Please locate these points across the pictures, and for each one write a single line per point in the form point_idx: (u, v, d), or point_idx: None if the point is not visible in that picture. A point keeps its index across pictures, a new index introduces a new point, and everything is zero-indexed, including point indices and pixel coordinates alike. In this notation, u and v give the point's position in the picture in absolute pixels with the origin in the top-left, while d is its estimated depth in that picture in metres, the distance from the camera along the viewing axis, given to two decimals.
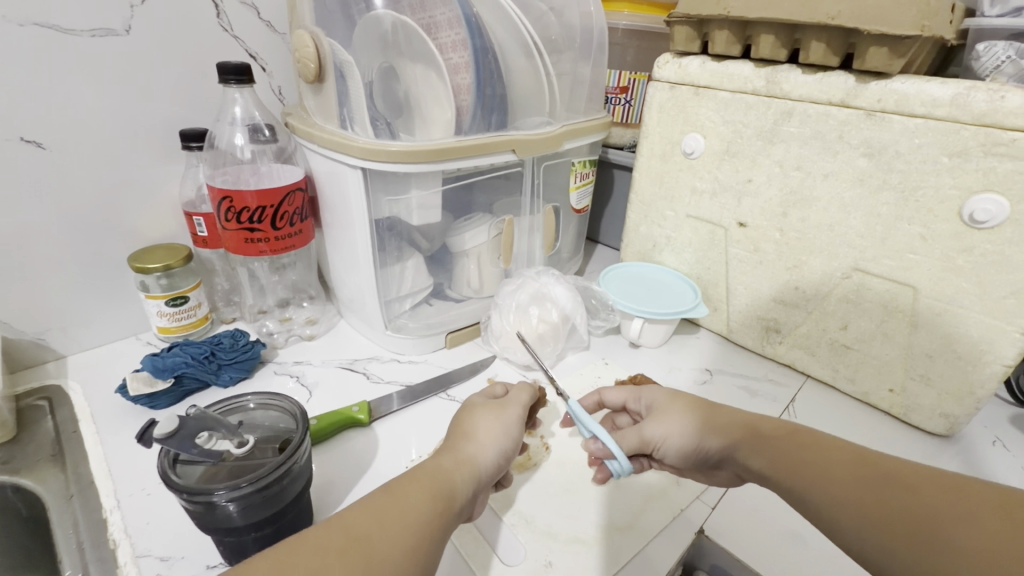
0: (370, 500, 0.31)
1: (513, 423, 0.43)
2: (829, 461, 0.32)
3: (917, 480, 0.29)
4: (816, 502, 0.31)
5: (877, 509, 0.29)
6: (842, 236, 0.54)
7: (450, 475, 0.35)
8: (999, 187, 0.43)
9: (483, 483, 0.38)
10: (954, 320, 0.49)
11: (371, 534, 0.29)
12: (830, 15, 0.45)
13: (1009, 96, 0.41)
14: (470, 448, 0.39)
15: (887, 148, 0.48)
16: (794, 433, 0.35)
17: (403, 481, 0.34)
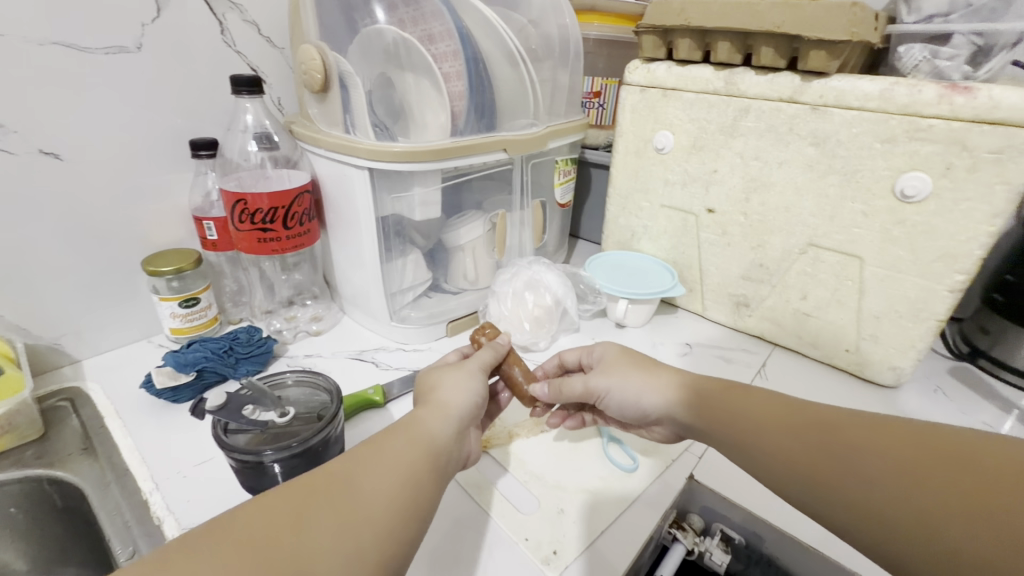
0: (355, 456, 0.35)
1: (478, 372, 0.46)
2: (803, 443, 0.35)
3: (855, 436, 0.33)
4: (796, 484, 0.35)
5: (863, 492, 0.31)
6: (798, 217, 0.61)
7: (420, 433, 0.38)
8: (924, 166, 0.51)
9: (461, 422, 0.42)
10: (894, 283, 0.57)
11: (359, 494, 0.32)
12: (776, 24, 0.53)
13: (925, 90, 0.49)
14: (442, 396, 0.42)
15: (830, 138, 0.56)
16: (765, 417, 0.38)
17: (382, 442, 0.37)
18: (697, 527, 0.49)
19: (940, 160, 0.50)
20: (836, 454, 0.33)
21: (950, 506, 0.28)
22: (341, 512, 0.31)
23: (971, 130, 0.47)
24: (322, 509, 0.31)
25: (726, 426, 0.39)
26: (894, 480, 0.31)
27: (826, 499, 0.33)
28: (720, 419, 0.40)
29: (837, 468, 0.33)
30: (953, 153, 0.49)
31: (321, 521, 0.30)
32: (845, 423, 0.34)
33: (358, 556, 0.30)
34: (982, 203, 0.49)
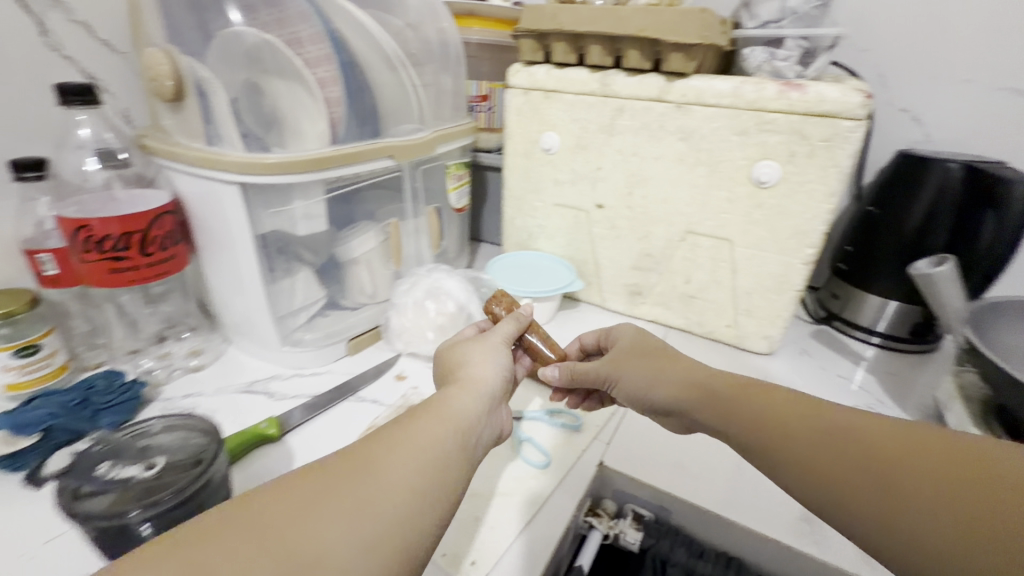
0: (389, 434, 0.33)
1: (498, 346, 0.48)
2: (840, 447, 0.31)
3: (902, 439, 0.30)
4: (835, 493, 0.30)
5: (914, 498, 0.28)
6: (675, 207, 0.66)
7: (453, 418, 0.36)
8: (773, 155, 0.57)
9: (492, 394, 0.42)
10: (760, 261, 0.63)
11: (385, 474, 0.30)
12: (639, 28, 0.57)
13: (767, 87, 0.55)
14: (472, 371, 0.43)
15: (695, 132, 0.61)
16: (795, 415, 0.34)
17: (416, 418, 0.35)
18: (611, 511, 0.50)
19: (784, 149, 0.57)
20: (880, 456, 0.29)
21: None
22: (366, 492, 0.29)
23: (805, 122, 0.54)
24: (351, 486, 0.28)
25: (752, 427, 0.36)
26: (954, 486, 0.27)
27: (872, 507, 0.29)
28: (746, 420, 0.36)
29: (868, 474, 0.29)
30: (794, 142, 0.56)
31: (342, 496, 0.28)
32: (917, 452, 0.29)
33: (378, 537, 0.27)
34: (820, 185, 0.56)
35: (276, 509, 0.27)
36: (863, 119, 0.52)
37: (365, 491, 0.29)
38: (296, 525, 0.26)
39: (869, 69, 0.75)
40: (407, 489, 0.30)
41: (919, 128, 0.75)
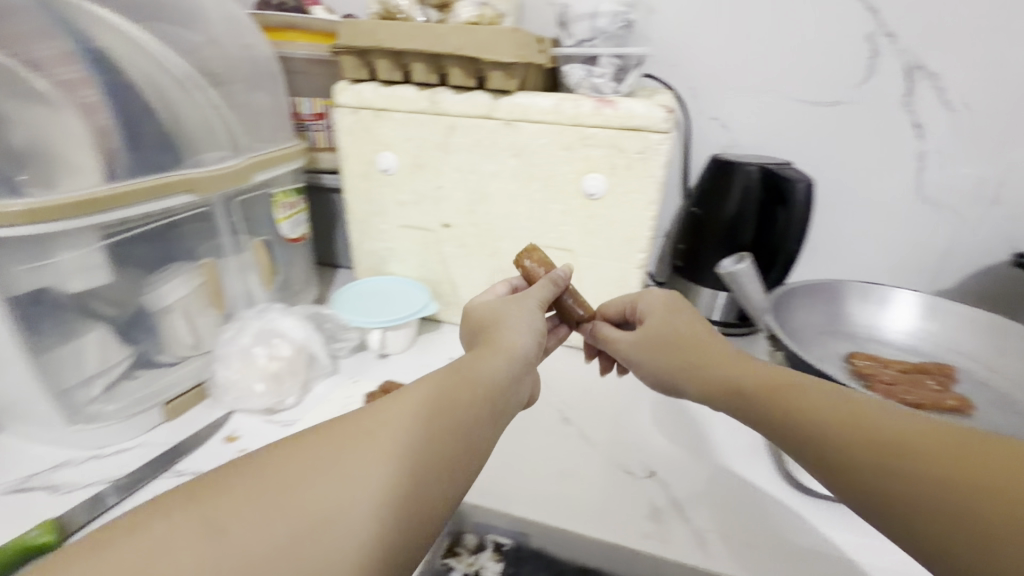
0: (401, 396, 0.33)
1: (534, 307, 0.48)
2: (840, 420, 0.33)
3: (899, 424, 0.32)
4: (821, 451, 0.34)
5: (892, 470, 0.30)
6: (518, 221, 0.66)
7: (475, 386, 0.36)
8: (597, 168, 0.60)
9: (525, 355, 0.43)
10: (600, 268, 0.66)
11: (388, 441, 0.30)
12: (457, 47, 0.57)
13: (582, 104, 0.58)
14: (508, 332, 0.44)
15: (526, 148, 0.61)
16: (800, 391, 0.37)
17: (449, 375, 0.36)
18: (470, 546, 0.48)
19: (606, 162, 0.59)
20: (871, 433, 0.32)
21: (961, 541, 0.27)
22: (369, 456, 0.29)
23: (621, 136, 0.57)
24: (358, 450, 0.30)
25: (768, 395, 0.38)
26: (933, 472, 0.29)
27: (849, 466, 0.32)
28: (769, 393, 0.38)
29: (861, 445, 0.32)
30: (614, 155, 0.59)
31: (361, 451, 0.30)
32: (893, 430, 0.32)
33: (398, 500, 0.29)
34: (641, 194, 0.60)
35: (285, 470, 0.28)
36: (668, 133, 0.56)
37: (378, 449, 0.30)
38: (302, 487, 0.28)
39: (681, 81, 0.83)
40: (420, 454, 0.31)
41: (727, 133, 0.84)
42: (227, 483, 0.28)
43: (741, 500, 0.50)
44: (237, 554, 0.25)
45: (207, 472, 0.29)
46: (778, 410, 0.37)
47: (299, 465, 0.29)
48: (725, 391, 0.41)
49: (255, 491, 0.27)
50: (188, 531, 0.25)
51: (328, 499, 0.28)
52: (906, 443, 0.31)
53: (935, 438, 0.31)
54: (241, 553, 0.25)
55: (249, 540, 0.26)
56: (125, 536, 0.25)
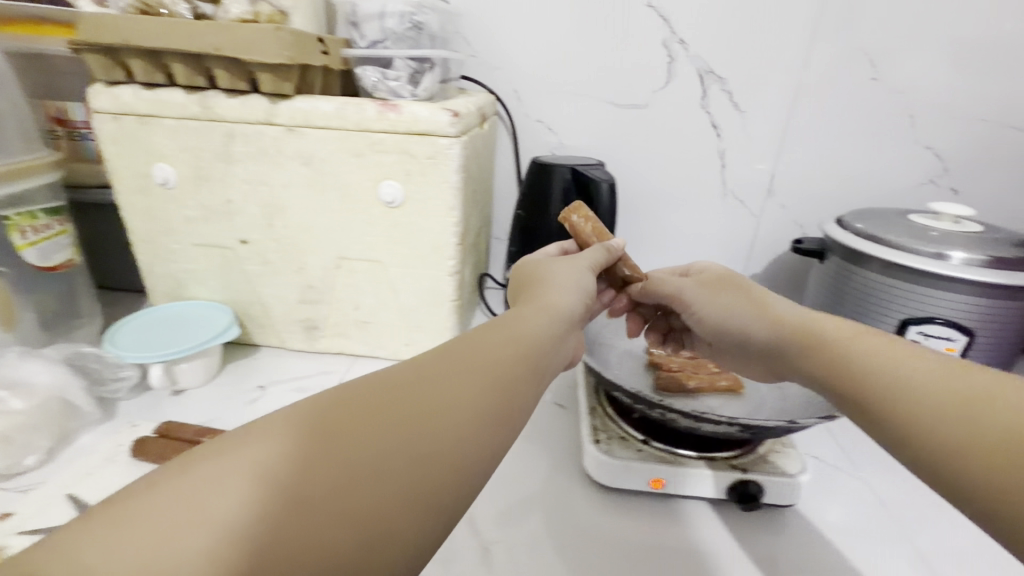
0: (444, 354, 0.32)
1: (586, 269, 0.50)
2: (866, 359, 0.37)
3: (908, 362, 0.35)
4: (843, 389, 0.37)
5: (906, 407, 0.33)
6: (320, 234, 0.62)
7: (523, 346, 0.36)
8: (392, 175, 0.57)
9: (567, 319, 0.42)
10: (413, 278, 0.63)
11: (449, 391, 0.30)
12: (215, 47, 0.51)
13: (366, 108, 0.55)
14: (553, 293, 0.44)
15: (314, 156, 0.57)
16: (826, 338, 0.40)
17: (481, 342, 0.34)
18: None
19: (399, 169, 0.57)
20: (886, 373, 0.35)
21: (955, 462, 0.30)
22: (437, 407, 0.29)
23: (409, 141, 0.55)
24: (401, 405, 0.28)
25: (802, 338, 0.42)
26: (943, 403, 0.32)
27: (866, 402, 0.36)
28: (801, 337, 0.42)
29: (876, 386, 0.35)
30: (406, 161, 0.57)
31: (396, 417, 0.27)
32: (894, 368, 0.35)
33: (431, 476, 0.26)
34: (440, 201, 0.58)
35: (344, 413, 0.27)
36: (456, 137, 0.56)
37: (417, 420, 0.28)
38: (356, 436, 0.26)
39: (504, 85, 0.83)
40: (454, 416, 0.29)
41: (553, 136, 0.86)
42: (259, 429, 0.26)
43: (539, 505, 0.50)
44: (271, 509, 0.23)
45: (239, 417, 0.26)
46: (814, 355, 0.40)
47: (336, 422, 0.26)
48: (767, 336, 0.44)
49: (295, 434, 0.25)
50: (226, 477, 0.23)
51: (378, 454, 0.26)
52: (901, 383, 0.34)
53: (914, 375, 0.34)
54: (272, 509, 0.23)
55: (287, 480, 0.24)
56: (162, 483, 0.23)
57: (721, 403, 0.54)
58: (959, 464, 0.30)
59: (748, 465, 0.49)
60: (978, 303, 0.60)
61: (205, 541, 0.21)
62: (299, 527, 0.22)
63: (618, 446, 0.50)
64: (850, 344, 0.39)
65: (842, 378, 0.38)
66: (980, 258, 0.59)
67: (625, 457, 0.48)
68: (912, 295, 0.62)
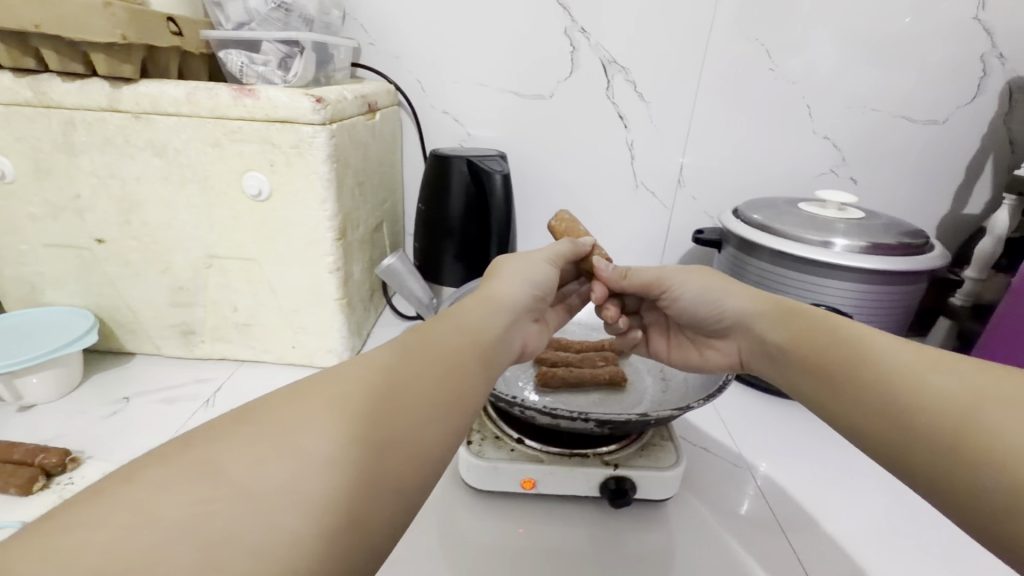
0: (397, 348, 0.33)
1: (544, 262, 0.46)
2: (835, 339, 0.36)
3: (877, 340, 0.35)
4: (813, 367, 0.36)
5: (878, 383, 0.32)
6: (184, 231, 0.57)
7: (477, 331, 0.36)
8: (256, 165, 0.53)
9: (516, 311, 0.41)
10: (291, 277, 0.59)
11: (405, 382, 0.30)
12: (31, 24, 0.44)
13: (219, 93, 0.51)
14: (502, 287, 0.42)
15: (168, 147, 0.53)
16: (795, 320, 0.39)
17: (432, 328, 0.35)
18: None
19: (262, 159, 0.53)
20: (857, 350, 0.34)
21: (934, 428, 0.29)
22: (397, 398, 0.29)
23: (269, 129, 0.52)
24: (353, 401, 0.28)
25: (771, 318, 0.40)
26: (916, 376, 0.31)
27: (836, 380, 0.34)
28: (770, 317, 0.41)
29: (846, 365, 0.34)
30: (268, 151, 0.53)
31: (355, 406, 0.28)
32: (868, 346, 0.34)
33: (397, 452, 0.27)
34: (309, 193, 0.54)
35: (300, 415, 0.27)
36: (321, 124, 0.52)
37: (374, 406, 0.28)
38: (314, 432, 0.26)
39: (406, 74, 0.80)
40: (413, 406, 0.29)
41: (460, 127, 0.83)
42: (215, 436, 0.25)
43: None
44: (238, 504, 0.22)
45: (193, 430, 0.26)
46: (784, 337, 0.39)
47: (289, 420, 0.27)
48: (737, 313, 0.43)
49: (246, 439, 0.25)
50: (185, 480, 0.23)
51: (335, 447, 0.26)
52: (869, 357, 0.33)
53: (890, 351, 0.33)
54: (241, 506, 0.23)
55: (249, 481, 0.24)
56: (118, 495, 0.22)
57: (599, 398, 0.53)
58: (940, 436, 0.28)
59: (620, 460, 0.47)
60: (861, 289, 0.61)
61: (184, 547, 0.21)
62: (265, 518, 0.23)
63: (489, 446, 0.47)
64: (819, 324, 0.37)
65: (810, 357, 0.36)
66: (860, 244, 0.60)
67: (493, 458, 0.46)
68: (799, 283, 0.63)
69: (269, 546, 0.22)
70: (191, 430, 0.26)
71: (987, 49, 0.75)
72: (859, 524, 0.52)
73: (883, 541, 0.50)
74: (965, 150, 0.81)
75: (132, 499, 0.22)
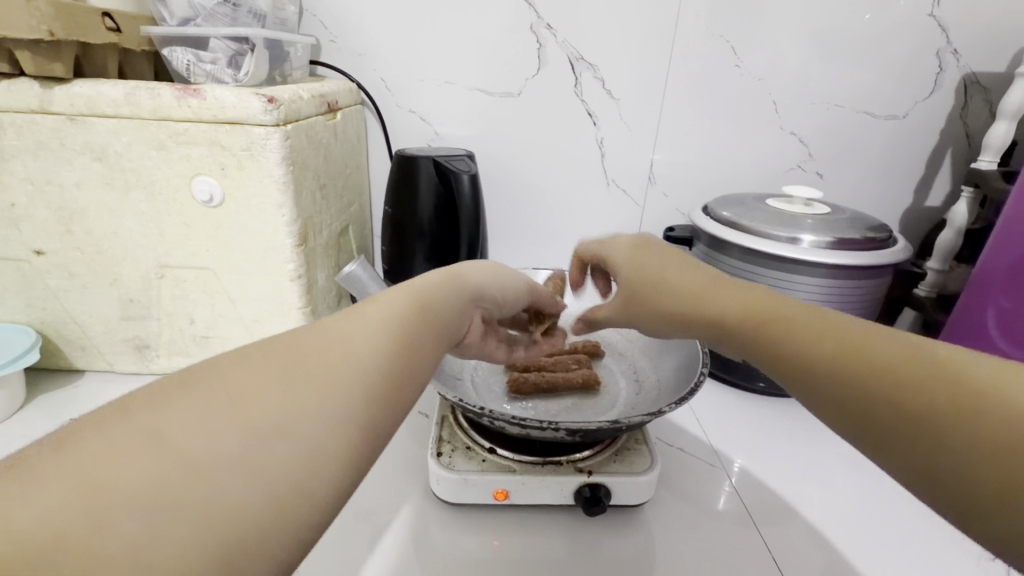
0: (368, 316, 0.30)
1: (514, 272, 0.45)
2: (811, 333, 0.32)
3: (851, 326, 0.31)
4: (804, 367, 0.32)
5: (881, 377, 0.28)
6: (131, 240, 0.54)
7: (439, 304, 0.34)
8: (206, 170, 0.50)
9: (478, 289, 0.39)
10: (251, 285, 0.56)
11: (376, 359, 0.28)
12: None
13: (162, 93, 0.47)
14: (465, 266, 0.40)
15: (108, 150, 0.50)
16: (759, 309, 0.35)
17: (391, 297, 0.32)
18: None
19: (213, 162, 0.50)
20: (840, 341, 0.31)
21: (945, 425, 0.26)
22: (370, 374, 0.27)
23: (218, 131, 0.49)
24: (315, 369, 0.26)
25: (735, 312, 0.36)
26: (917, 360, 0.28)
27: (836, 378, 0.30)
28: (733, 309, 0.36)
29: (838, 361, 0.30)
30: (217, 153, 0.50)
31: (311, 377, 0.25)
32: (853, 334, 0.31)
33: (354, 429, 0.25)
34: (264, 198, 0.52)
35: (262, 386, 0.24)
36: (275, 125, 0.49)
37: (329, 377, 0.26)
38: (275, 410, 0.23)
39: (369, 72, 0.77)
40: (375, 376, 0.27)
41: (428, 126, 0.81)
42: (158, 400, 0.22)
43: (375, 534, 0.45)
44: (194, 479, 0.20)
45: (125, 394, 0.22)
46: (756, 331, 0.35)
47: (234, 387, 0.23)
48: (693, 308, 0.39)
49: (184, 407, 0.22)
50: (125, 454, 0.20)
51: (299, 427, 0.23)
52: (858, 346, 0.30)
53: (872, 335, 0.30)
54: (195, 481, 0.20)
55: (197, 457, 0.21)
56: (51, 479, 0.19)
57: (573, 402, 0.52)
58: (931, 416, 0.26)
59: (593, 466, 0.46)
60: (829, 284, 0.61)
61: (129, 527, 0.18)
62: (217, 501, 0.20)
63: (461, 457, 0.46)
64: (789, 314, 0.34)
65: (797, 359, 0.32)
66: (827, 239, 0.61)
67: (464, 470, 0.45)
68: (768, 279, 0.63)
69: (223, 526, 0.20)
70: (128, 394, 0.22)
71: (942, 45, 0.76)
72: (842, 521, 0.52)
73: (857, 534, 0.50)
74: (925, 145, 0.82)
75: (65, 478, 0.19)
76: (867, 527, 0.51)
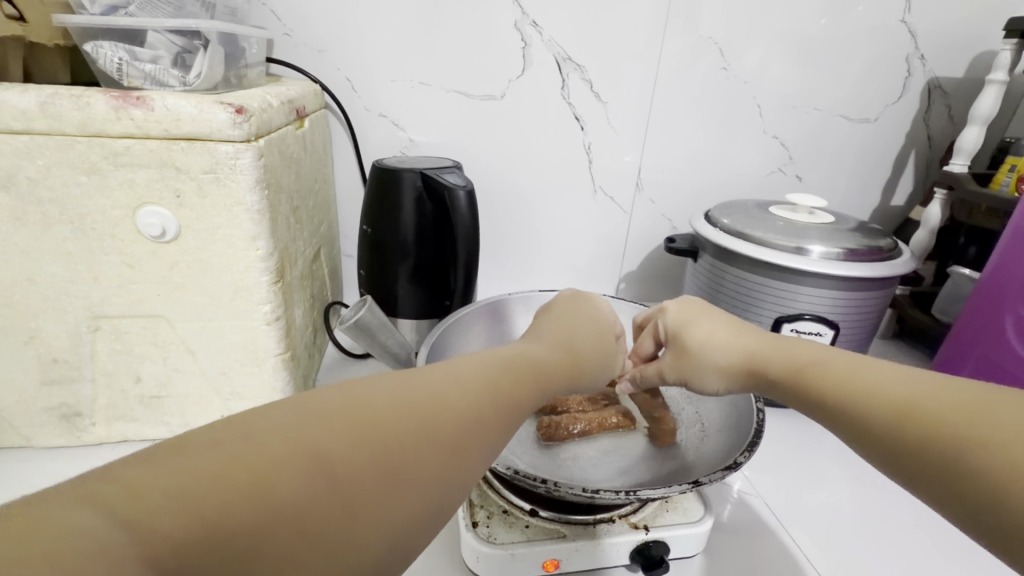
0: (482, 368, 0.30)
1: (598, 329, 0.43)
2: (847, 385, 0.32)
3: (890, 378, 0.31)
4: (839, 420, 0.32)
5: (915, 433, 0.28)
6: (53, 287, 0.42)
7: (539, 371, 0.33)
8: (155, 199, 0.40)
9: (575, 366, 0.37)
10: (215, 333, 0.46)
11: (477, 426, 0.27)
12: None
13: (92, 102, 0.37)
14: (559, 332, 0.40)
15: (16, 176, 0.38)
16: (800, 360, 0.36)
17: (496, 356, 0.32)
18: None
19: (164, 188, 0.40)
20: (873, 395, 0.31)
21: (979, 481, 0.25)
22: (463, 445, 0.26)
23: (171, 149, 0.39)
24: (431, 422, 0.26)
25: (780, 363, 0.37)
26: (951, 416, 0.27)
27: (870, 432, 0.30)
28: (777, 360, 0.37)
29: (871, 415, 0.30)
30: (171, 177, 0.40)
31: (426, 432, 0.25)
32: (889, 389, 0.31)
33: (439, 496, 0.25)
34: (233, 229, 0.42)
35: (382, 428, 0.24)
36: (245, 142, 0.40)
37: (441, 433, 0.26)
38: (366, 457, 0.23)
39: (333, 71, 0.68)
40: (473, 444, 0.27)
41: (402, 132, 0.72)
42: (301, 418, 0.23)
43: None
44: (306, 514, 0.20)
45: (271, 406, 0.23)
46: (791, 381, 0.36)
47: (363, 422, 0.24)
48: (745, 363, 0.39)
49: (320, 434, 0.22)
50: (266, 470, 0.20)
51: (397, 469, 0.23)
52: (889, 402, 0.30)
53: (908, 390, 0.30)
54: (304, 518, 0.20)
55: (311, 499, 0.21)
56: (203, 432, 0.21)
57: (612, 445, 0.47)
58: (967, 476, 0.25)
59: (647, 520, 0.42)
60: (839, 297, 0.60)
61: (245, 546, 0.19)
62: (312, 546, 0.20)
63: (500, 526, 0.40)
64: (827, 367, 0.35)
65: (831, 410, 0.33)
66: (836, 251, 0.59)
67: (509, 543, 0.38)
68: (781, 293, 0.61)
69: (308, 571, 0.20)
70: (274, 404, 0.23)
71: (911, 50, 0.78)
72: (888, 543, 0.50)
73: (904, 553, 0.49)
74: (892, 147, 0.85)
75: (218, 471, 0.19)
76: (902, 536, 0.51)
